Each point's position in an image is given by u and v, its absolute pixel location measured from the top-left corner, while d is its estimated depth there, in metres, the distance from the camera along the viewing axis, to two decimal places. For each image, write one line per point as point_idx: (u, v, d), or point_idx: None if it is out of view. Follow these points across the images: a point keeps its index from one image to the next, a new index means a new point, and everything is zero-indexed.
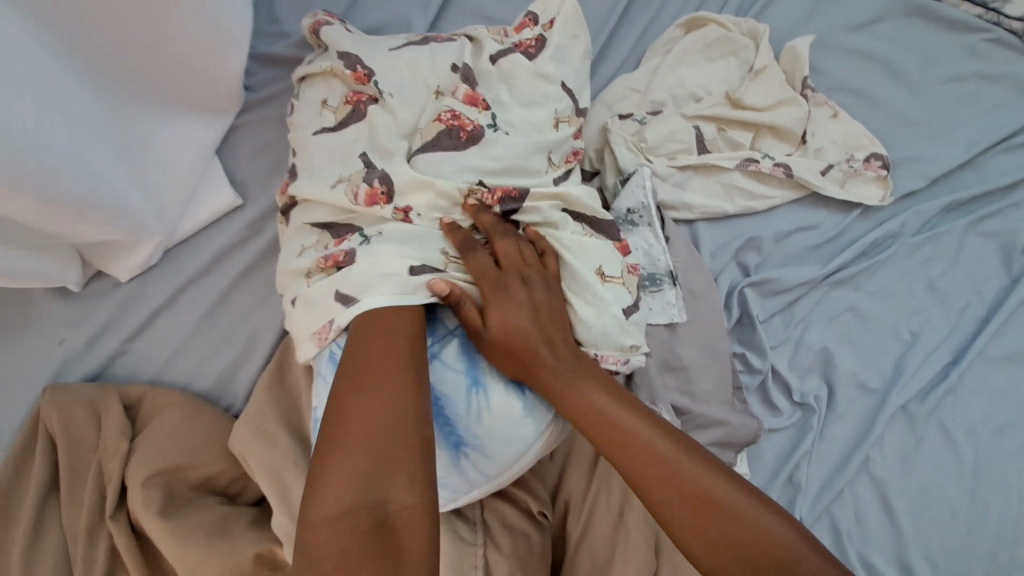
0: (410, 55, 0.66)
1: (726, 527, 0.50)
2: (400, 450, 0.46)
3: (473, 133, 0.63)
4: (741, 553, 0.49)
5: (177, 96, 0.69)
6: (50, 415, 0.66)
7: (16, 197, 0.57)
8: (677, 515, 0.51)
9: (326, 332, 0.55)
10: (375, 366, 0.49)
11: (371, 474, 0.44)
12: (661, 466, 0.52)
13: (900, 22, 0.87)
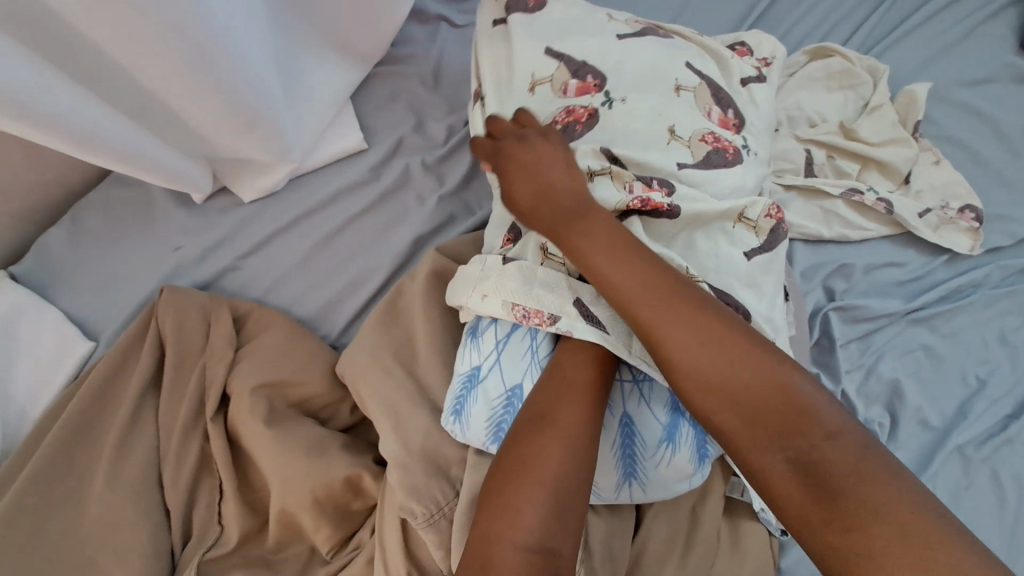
0: (651, 49, 0.69)
1: (755, 387, 0.50)
2: (574, 503, 0.50)
3: (734, 154, 0.67)
4: (763, 415, 0.50)
5: (338, 33, 0.71)
6: (166, 312, 0.69)
7: (205, 98, 0.60)
8: (701, 368, 0.51)
9: (538, 318, 0.58)
10: (564, 415, 0.53)
11: (553, 517, 0.49)
12: (688, 323, 0.52)
13: (1009, 86, 0.90)
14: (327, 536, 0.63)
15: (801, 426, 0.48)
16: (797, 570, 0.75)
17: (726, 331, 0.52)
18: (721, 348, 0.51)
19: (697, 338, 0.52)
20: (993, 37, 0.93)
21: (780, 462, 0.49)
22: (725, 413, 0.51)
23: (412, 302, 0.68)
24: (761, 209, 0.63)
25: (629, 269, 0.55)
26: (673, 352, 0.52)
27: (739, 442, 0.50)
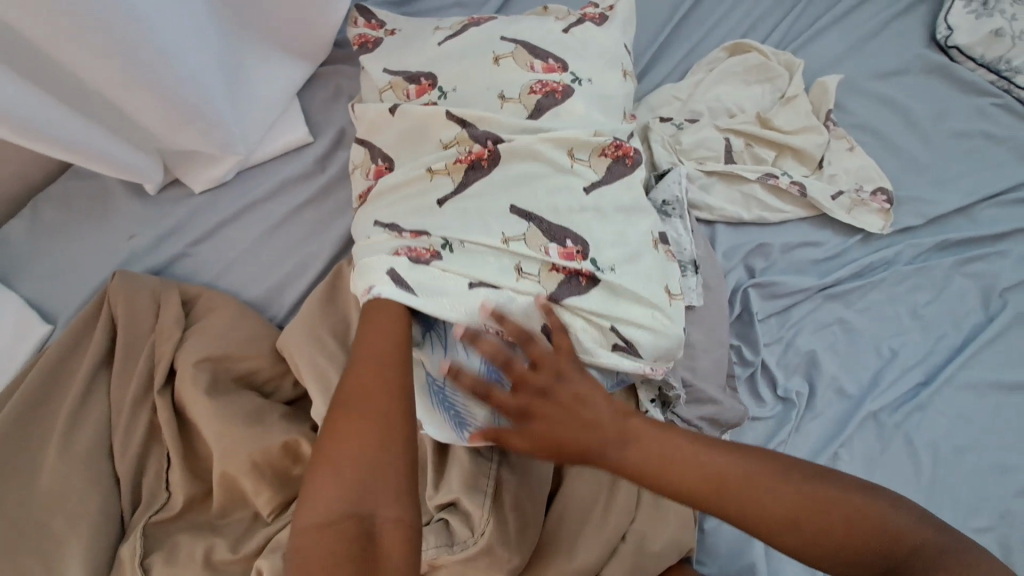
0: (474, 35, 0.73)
1: (796, 490, 0.54)
2: (387, 462, 0.51)
3: (565, 92, 0.71)
4: (818, 509, 0.52)
5: (279, 35, 0.77)
6: (117, 295, 0.74)
7: (145, 93, 0.66)
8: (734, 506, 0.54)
9: (363, 297, 0.61)
10: (363, 384, 0.55)
11: (363, 486, 0.49)
12: (704, 480, 0.55)
13: (920, 77, 0.96)
14: (268, 500, 0.67)
15: (844, 517, 0.52)
16: (721, 532, 0.79)
17: (718, 461, 0.56)
18: (752, 467, 0.55)
19: (721, 479, 0.55)
20: (907, 30, 0.98)
21: (830, 558, 0.52)
22: (778, 530, 0.53)
23: (348, 280, 0.73)
24: (593, 151, 0.69)
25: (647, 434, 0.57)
26: (720, 479, 0.55)
27: (795, 548, 0.53)
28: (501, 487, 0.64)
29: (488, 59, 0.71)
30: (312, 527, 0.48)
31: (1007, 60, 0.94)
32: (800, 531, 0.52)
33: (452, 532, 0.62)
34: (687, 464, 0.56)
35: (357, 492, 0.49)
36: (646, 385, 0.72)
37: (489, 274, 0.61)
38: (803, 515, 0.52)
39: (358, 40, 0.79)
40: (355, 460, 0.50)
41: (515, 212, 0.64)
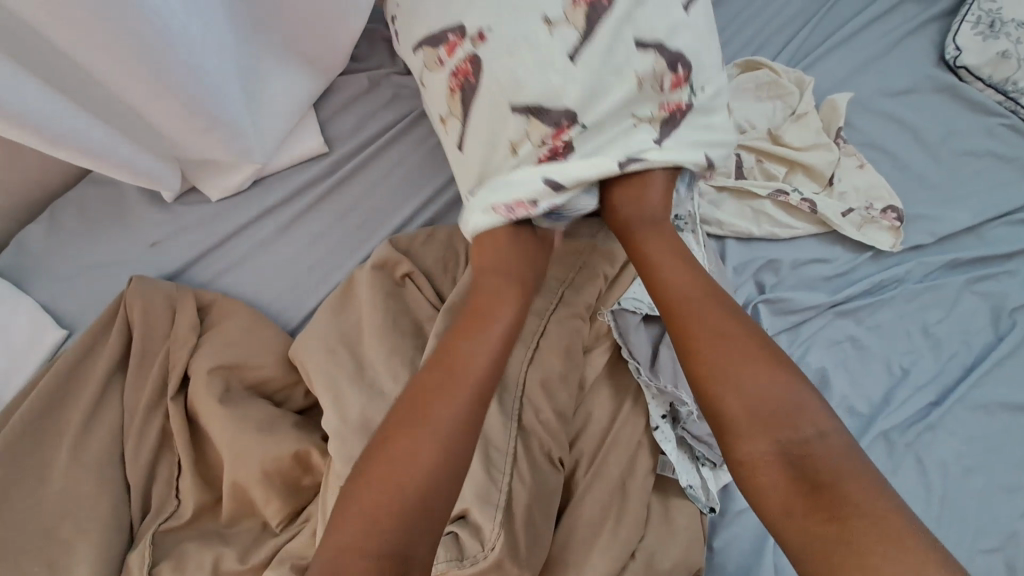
0: None
1: (765, 380, 0.54)
2: (406, 526, 0.48)
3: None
4: (775, 409, 0.52)
5: (298, 46, 0.78)
6: (132, 300, 0.74)
7: (166, 101, 0.67)
8: (706, 355, 0.57)
9: (460, 74, 0.68)
10: (393, 470, 0.50)
11: (385, 530, 0.47)
12: (700, 313, 0.60)
13: (930, 96, 0.97)
14: (277, 510, 0.68)
15: (796, 424, 0.51)
16: (729, 550, 0.78)
17: (727, 341, 0.57)
18: (742, 352, 0.56)
19: (711, 341, 0.58)
20: (916, 50, 0.99)
21: (759, 448, 0.51)
22: (722, 390, 0.55)
23: (361, 290, 0.73)
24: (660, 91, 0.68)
25: (678, 272, 0.63)
26: (698, 337, 0.59)
27: (731, 428, 0.53)
28: (518, 500, 0.64)
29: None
30: (342, 547, 0.47)
31: (1015, 81, 0.95)
32: (738, 413, 0.53)
33: (463, 546, 0.60)
34: (684, 314, 0.60)
35: (421, 482, 0.50)
36: (656, 401, 0.74)
37: (618, 148, 0.67)
38: (762, 400, 0.53)
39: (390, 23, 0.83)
40: (428, 461, 0.51)
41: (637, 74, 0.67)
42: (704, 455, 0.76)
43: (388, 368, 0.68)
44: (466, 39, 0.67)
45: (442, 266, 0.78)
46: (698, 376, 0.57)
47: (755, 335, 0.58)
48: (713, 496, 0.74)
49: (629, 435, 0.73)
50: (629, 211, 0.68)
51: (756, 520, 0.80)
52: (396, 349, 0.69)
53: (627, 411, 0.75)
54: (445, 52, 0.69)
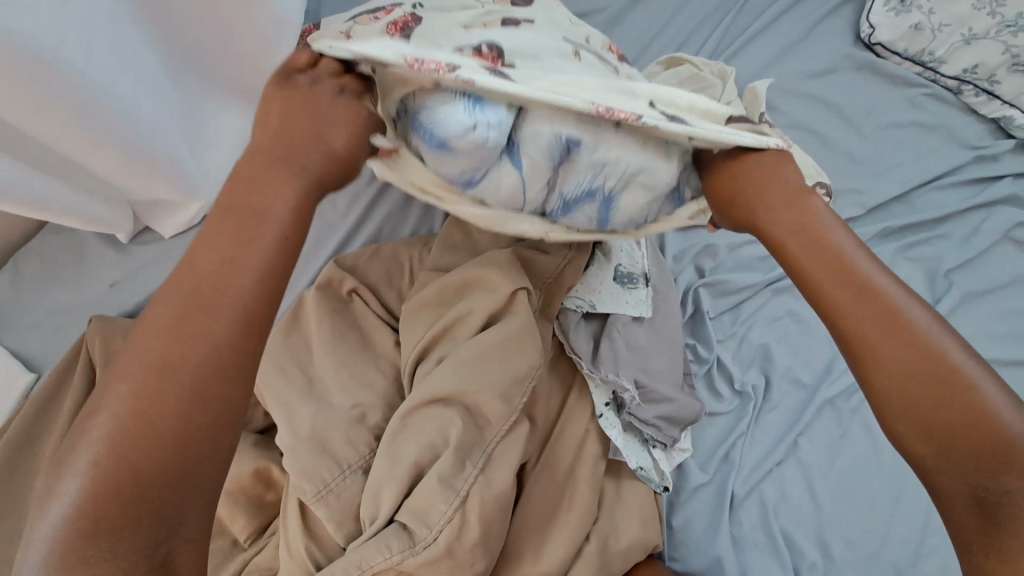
0: None
1: (961, 412, 0.43)
2: (155, 461, 0.40)
3: None
4: (979, 438, 0.43)
5: (232, 86, 0.82)
6: (94, 339, 0.78)
7: (106, 150, 0.71)
8: (892, 370, 0.45)
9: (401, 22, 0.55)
10: (172, 376, 0.41)
11: (130, 444, 0.39)
12: (891, 328, 0.46)
13: (850, 73, 1.01)
14: (243, 526, 0.71)
15: (1002, 465, 0.42)
16: (688, 528, 0.81)
17: (927, 356, 0.45)
18: (935, 360, 0.45)
19: (907, 352, 0.45)
20: (834, 32, 1.03)
21: (953, 483, 0.44)
22: (903, 419, 0.45)
23: (307, 309, 0.77)
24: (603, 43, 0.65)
25: (835, 265, 0.49)
26: (871, 340, 0.46)
27: (916, 453, 0.45)
28: (472, 491, 0.65)
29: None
30: (68, 464, 0.38)
31: (930, 52, 0.98)
32: (920, 436, 0.44)
33: (413, 533, 0.63)
34: (833, 307, 0.48)
35: (153, 476, 0.39)
36: (600, 388, 0.77)
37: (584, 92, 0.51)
38: (954, 427, 0.43)
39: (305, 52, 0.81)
40: (150, 436, 0.40)
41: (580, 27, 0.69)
42: (652, 436, 0.79)
43: (336, 382, 0.71)
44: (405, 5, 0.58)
45: (388, 283, 0.82)
46: (871, 385, 0.47)
47: (959, 347, 0.46)
48: (667, 475, 0.78)
49: (577, 422, 0.77)
50: (778, 216, 0.52)
51: (711, 497, 0.83)
52: (345, 363, 0.73)
53: (574, 401, 0.78)
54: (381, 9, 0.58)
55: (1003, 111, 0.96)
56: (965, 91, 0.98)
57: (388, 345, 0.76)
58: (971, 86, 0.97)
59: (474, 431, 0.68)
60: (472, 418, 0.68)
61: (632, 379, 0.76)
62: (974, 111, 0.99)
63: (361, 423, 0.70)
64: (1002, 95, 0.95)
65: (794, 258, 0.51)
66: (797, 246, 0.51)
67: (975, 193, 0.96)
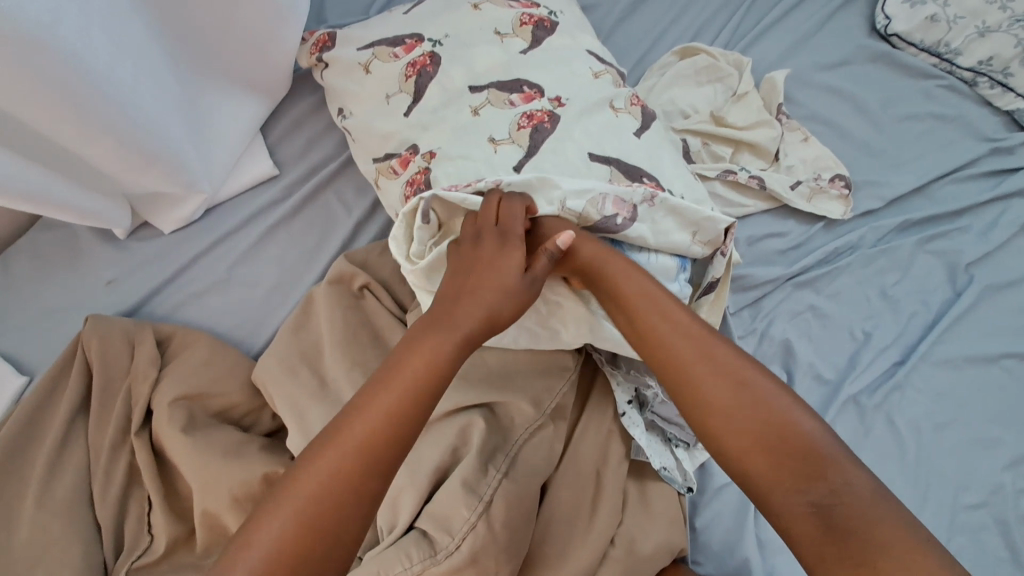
0: (449, 16, 0.71)
1: (781, 430, 0.52)
2: (328, 512, 0.47)
3: (551, 24, 0.73)
4: (786, 446, 0.52)
5: (235, 73, 0.78)
6: (90, 340, 0.74)
7: (102, 141, 0.67)
8: (715, 395, 0.55)
9: (417, 179, 0.65)
10: (369, 446, 0.49)
11: (321, 500, 0.47)
12: (709, 362, 0.57)
13: (866, 65, 0.99)
14: None
15: (823, 470, 0.50)
16: (711, 530, 0.79)
17: (741, 393, 0.55)
18: (727, 374, 0.56)
19: (724, 390, 0.55)
20: (849, 22, 1.02)
21: (793, 504, 0.50)
22: (750, 457, 0.53)
23: (317, 307, 0.74)
24: (625, 98, 0.71)
25: (651, 293, 0.60)
26: (693, 374, 0.56)
27: (761, 489, 0.52)
28: (497, 495, 0.62)
29: (465, 112, 0.67)
30: (269, 514, 0.47)
31: (946, 43, 0.97)
32: (731, 434, 0.54)
33: (434, 541, 0.59)
34: (663, 344, 0.58)
35: (319, 543, 0.46)
36: (623, 385, 0.74)
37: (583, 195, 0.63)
38: (769, 441, 0.52)
39: (313, 52, 0.77)
40: (339, 503, 0.47)
41: (591, 57, 0.73)
42: (676, 436, 0.77)
43: (350, 383, 0.67)
44: (419, 154, 0.66)
45: (400, 276, 0.77)
46: (708, 431, 0.56)
47: (748, 361, 0.57)
48: (690, 476, 0.75)
49: (598, 422, 0.74)
50: (592, 253, 0.62)
51: (735, 498, 0.80)
52: (358, 362, 0.69)
53: (596, 398, 0.76)
54: (398, 164, 0.68)
55: (1018, 103, 0.95)
56: (981, 83, 0.97)
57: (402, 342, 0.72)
58: (987, 77, 0.96)
59: (497, 433, 0.66)
60: (494, 421, 0.67)
61: (657, 376, 0.74)
62: (989, 104, 0.98)
63: None
64: (1016, 87, 0.95)
65: (627, 307, 0.61)
66: (613, 280, 0.61)
67: (992, 186, 0.94)
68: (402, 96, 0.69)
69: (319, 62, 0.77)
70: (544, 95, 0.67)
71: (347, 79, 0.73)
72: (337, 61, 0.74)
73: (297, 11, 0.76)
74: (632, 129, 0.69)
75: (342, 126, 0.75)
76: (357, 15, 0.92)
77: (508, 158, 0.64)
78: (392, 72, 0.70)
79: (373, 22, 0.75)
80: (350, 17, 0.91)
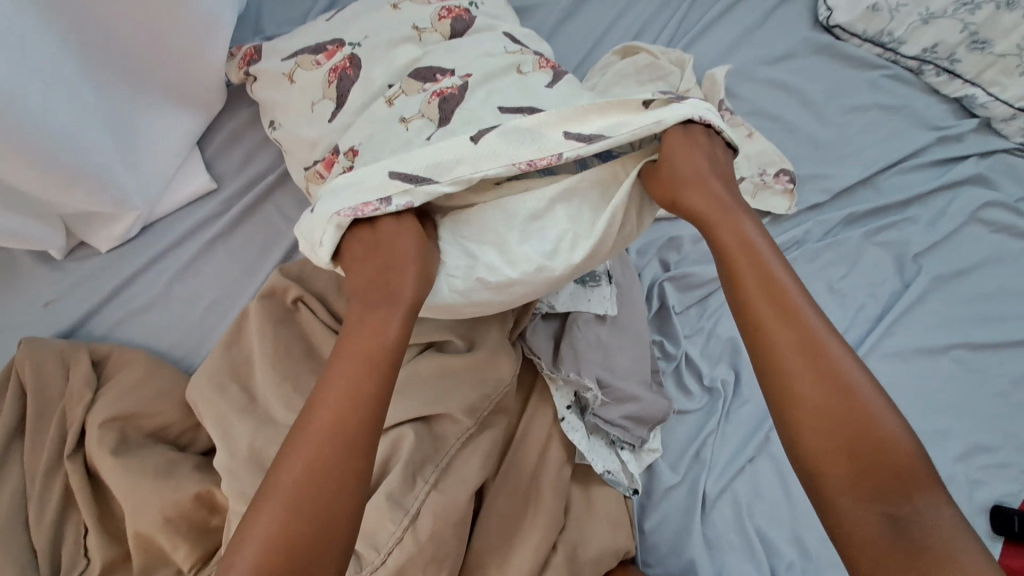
0: (369, 23, 0.71)
1: (866, 435, 0.48)
2: (322, 495, 0.46)
3: (467, 15, 0.71)
4: (870, 452, 0.48)
5: (162, 90, 0.78)
6: (23, 364, 0.73)
7: (21, 162, 0.67)
8: (804, 386, 0.50)
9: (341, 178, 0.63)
10: (340, 423, 0.48)
11: (303, 486, 0.46)
12: (805, 352, 0.51)
13: (810, 57, 0.99)
14: (186, 555, 0.66)
15: (908, 488, 0.46)
16: (660, 532, 0.78)
17: (833, 388, 0.50)
18: (810, 353, 0.51)
19: (816, 381, 0.50)
20: (793, 15, 1.01)
21: (862, 511, 0.46)
22: (825, 454, 0.49)
23: (248, 321, 0.73)
24: (533, 62, 0.68)
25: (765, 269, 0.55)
26: (786, 360, 0.52)
27: (825, 484, 0.48)
28: (423, 508, 0.61)
29: (380, 105, 0.65)
30: (264, 513, 0.45)
31: (889, 32, 0.96)
32: (815, 425, 0.49)
33: (361, 557, 0.59)
34: (758, 321, 0.54)
35: (312, 530, 0.45)
36: (561, 391, 0.74)
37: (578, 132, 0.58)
38: (851, 440, 0.48)
39: (242, 66, 0.77)
40: (324, 486, 0.46)
41: (505, 37, 0.71)
42: (620, 438, 0.76)
43: (280, 397, 0.67)
44: (341, 154, 0.65)
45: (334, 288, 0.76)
46: (791, 419, 0.51)
47: (851, 357, 0.52)
48: (636, 477, 0.75)
49: (537, 428, 0.74)
50: (697, 203, 0.58)
51: (683, 498, 0.80)
52: (287, 376, 0.68)
53: (535, 403, 0.75)
54: (322, 168, 0.67)
55: (965, 90, 0.95)
56: (926, 71, 0.96)
57: None
58: (932, 65, 0.96)
59: (428, 443, 0.65)
60: (427, 430, 0.66)
61: (595, 378, 0.73)
62: (936, 92, 0.97)
63: None
64: (962, 73, 0.94)
65: (735, 282, 0.56)
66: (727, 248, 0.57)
67: (940, 174, 0.94)
68: (325, 103, 0.68)
69: (248, 76, 0.77)
70: (451, 72, 0.65)
71: (275, 92, 0.73)
72: (262, 74, 0.74)
73: (224, 27, 0.77)
74: (541, 84, 0.65)
75: (272, 138, 0.74)
76: (293, 26, 0.91)
77: (419, 132, 0.62)
78: (314, 79, 0.69)
79: (296, 34, 0.75)
80: (286, 27, 0.91)
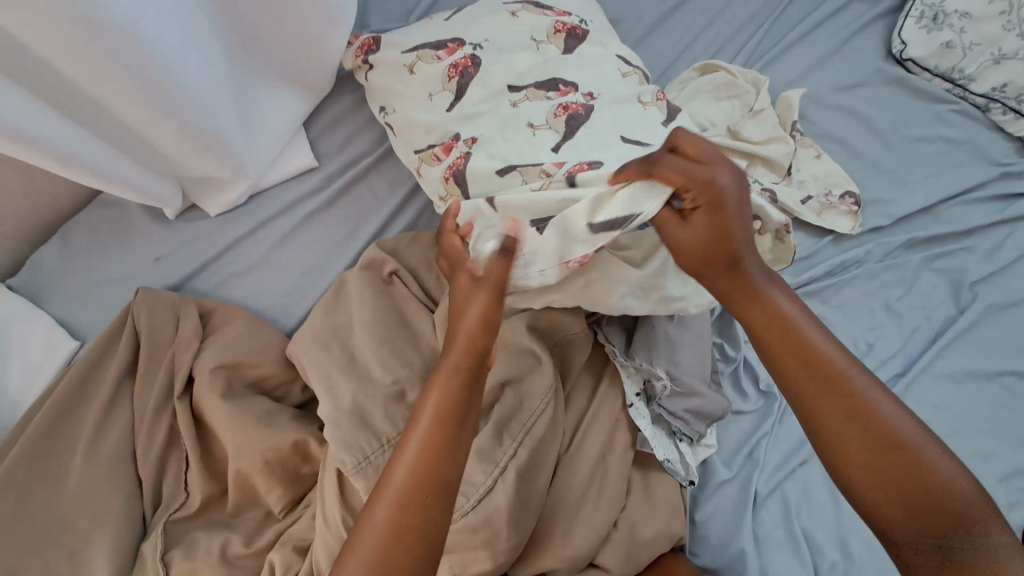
0: (487, 23, 0.77)
1: (902, 466, 0.57)
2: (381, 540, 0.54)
3: (580, 31, 0.78)
4: (913, 485, 0.56)
5: (284, 71, 0.85)
6: (139, 310, 0.80)
7: (165, 124, 0.74)
8: (836, 424, 0.59)
9: (459, 163, 0.71)
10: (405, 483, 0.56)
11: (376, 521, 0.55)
12: (832, 393, 0.59)
13: (880, 87, 1.03)
14: (279, 497, 0.73)
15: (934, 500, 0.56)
16: (710, 523, 0.82)
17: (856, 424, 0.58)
18: (835, 388, 0.59)
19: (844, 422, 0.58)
20: (866, 45, 1.06)
21: (903, 526, 0.56)
22: (872, 489, 0.57)
23: (348, 289, 0.79)
24: (652, 93, 0.74)
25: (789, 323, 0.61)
26: (819, 409, 0.60)
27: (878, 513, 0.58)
28: (510, 463, 0.68)
29: (504, 105, 0.73)
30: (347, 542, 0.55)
31: (960, 69, 1.01)
32: (852, 463, 0.58)
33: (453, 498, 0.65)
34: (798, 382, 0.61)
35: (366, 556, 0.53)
36: (632, 378, 0.78)
37: None
38: (886, 468, 0.57)
39: (359, 54, 0.83)
40: (383, 529, 0.54)
41: (618, 58, 0.78)
42: (680, 430, 0.80)
43: (377, 358, 0.73)
44: (460, 141, 0.72)
45: (426, 265, 0.82)
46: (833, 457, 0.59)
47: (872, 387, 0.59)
48: (693, 470, 0.79)
49: (607, 411, 0.78)
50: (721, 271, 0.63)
51: (734, 493, 0.84)
52: (384, 342, 0.74)
53: (605, 387, 0.79)
54: (439, 150, 0.73)
55: None
56: (993, 109, 1.00)
57: (427, 328, 0.77)
58: (999, 104, 0.99)
59: (513, 407, 0.71)
60: (514, 396, 0.72)
61: (665, 368, 0.77)
62: (1001, 129, 1.01)
63: (400, 400, 0.71)
64: None
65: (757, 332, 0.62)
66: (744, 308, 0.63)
67: (1001, 209, 0.97)
68: (444, 95, 0.75)
69: (364, 64, 0.83)
70: (577, 90, 0.73)
71: (391, 78, 0.79)
72: (382, 62, 0.80)
73: (345, 19, 0.81)
74: (659, 120, 0.72)
75: (385, 122, 0.80)
76: (398, 22, 0.98)
77: (547, 140, 0.69)
78: (436, 72, 0.76)
79: (415, 28, 0.81)
80: (392, 23, 0.98)
